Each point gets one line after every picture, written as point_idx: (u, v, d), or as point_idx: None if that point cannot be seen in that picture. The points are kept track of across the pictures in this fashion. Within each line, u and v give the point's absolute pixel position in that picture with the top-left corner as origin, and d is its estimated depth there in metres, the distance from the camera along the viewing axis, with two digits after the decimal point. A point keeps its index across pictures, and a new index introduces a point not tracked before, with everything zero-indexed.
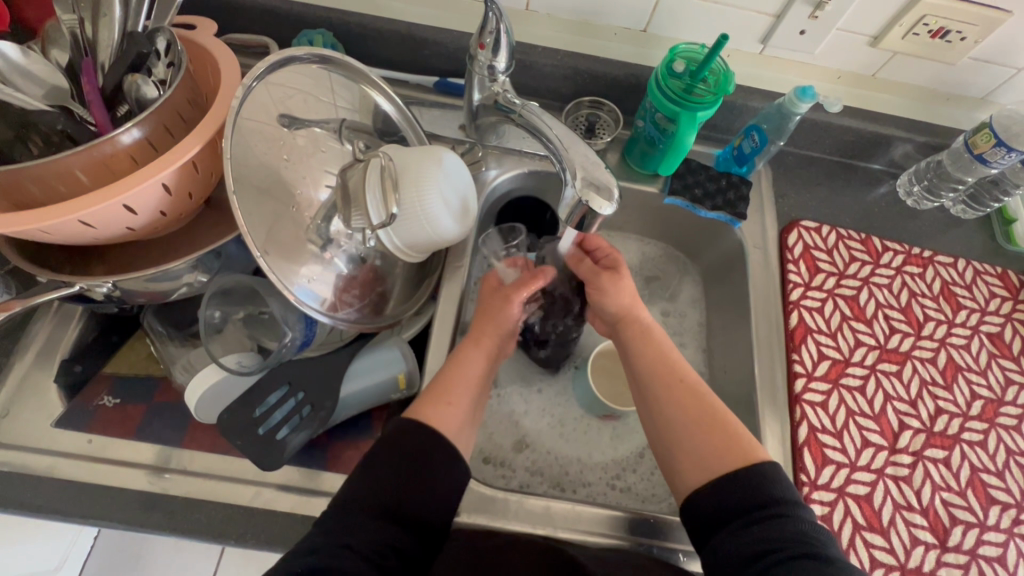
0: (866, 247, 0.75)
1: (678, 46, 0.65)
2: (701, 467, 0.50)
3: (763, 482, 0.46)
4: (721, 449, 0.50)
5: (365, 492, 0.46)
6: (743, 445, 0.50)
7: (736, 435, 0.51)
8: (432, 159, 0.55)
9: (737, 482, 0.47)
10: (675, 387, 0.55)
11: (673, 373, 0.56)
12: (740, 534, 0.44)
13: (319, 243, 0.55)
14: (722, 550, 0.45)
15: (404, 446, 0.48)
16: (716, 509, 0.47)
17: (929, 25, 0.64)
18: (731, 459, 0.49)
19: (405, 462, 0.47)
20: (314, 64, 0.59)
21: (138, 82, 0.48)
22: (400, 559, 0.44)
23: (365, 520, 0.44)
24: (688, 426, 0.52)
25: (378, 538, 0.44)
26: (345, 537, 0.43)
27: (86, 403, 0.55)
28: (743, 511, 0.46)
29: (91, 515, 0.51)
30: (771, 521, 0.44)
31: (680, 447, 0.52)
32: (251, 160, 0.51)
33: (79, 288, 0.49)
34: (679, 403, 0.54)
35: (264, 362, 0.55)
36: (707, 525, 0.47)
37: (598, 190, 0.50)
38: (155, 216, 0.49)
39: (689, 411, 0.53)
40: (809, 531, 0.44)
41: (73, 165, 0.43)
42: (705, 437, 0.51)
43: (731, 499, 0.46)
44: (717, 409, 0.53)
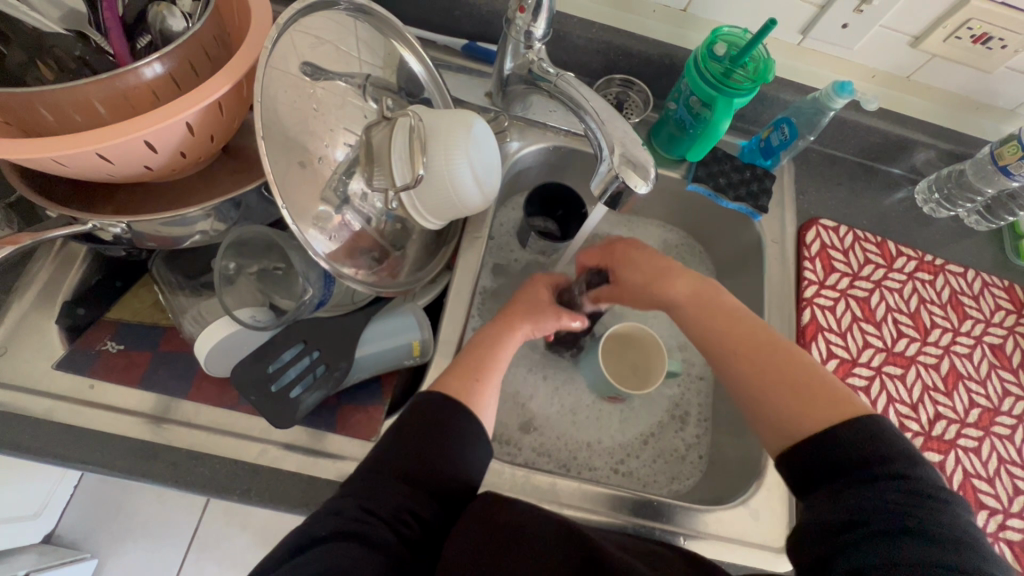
0: (881, 250, 0.76)
1: (720, 29, 0.63)
2: (781, 430, 0.47)
3: (862, 437, 0.42)
4: (805, 405, 0.46)
5: (390, 456, 0.46)
6: (830, 402, 0.46)
7: (821, 392, 0.47)
8: (462, 123, 0.53)
9: (825, 441, 0.43)
10: (748, 346, 0.52)
11: (740, 329, 0.53)
12: (830, 492, 0.41)
13: (335, 203, 0.53)
14: (814, 509, 0.42)
15: (427, 415, 0.49)
16: (806, 469, 0.44)
17: (973, 30, 0.63)
18: (819, 416, 0.45)
19: (430, 429, 0.47)
20: (347, 13, 0.57)
21: (164, 12, 0.46)
22: (423, 529, 0.43)
23: (389, 483, 0.44)
24: (761, 384, 0.50)
25: (403, 504, 0.43)
26: (371, 501, 0.43)
27: (87, 347, 0.53)
28: (837, 473, 0.42)
29: (88, 461, 0.49)
30: (869, 480, 0.40)
31: (758, 408, 0.49)
32: (276, 108, 0.49)
33: (90, 227, 0.47)
34: (754, 361, 0.51)
35: (280, 318, 0.54)
36: (802, 484, 0.44)
37: (634, 167, 0.49)
38: (175, 156, 0.46)
39: (760, 371, 0.50)
40: (915, 500, 0.39)
41: (92, 94, 0.40)
42: (782, 396, 0.48)
43: (821, 457, 0.43)
44: (796, 368, 0.49)
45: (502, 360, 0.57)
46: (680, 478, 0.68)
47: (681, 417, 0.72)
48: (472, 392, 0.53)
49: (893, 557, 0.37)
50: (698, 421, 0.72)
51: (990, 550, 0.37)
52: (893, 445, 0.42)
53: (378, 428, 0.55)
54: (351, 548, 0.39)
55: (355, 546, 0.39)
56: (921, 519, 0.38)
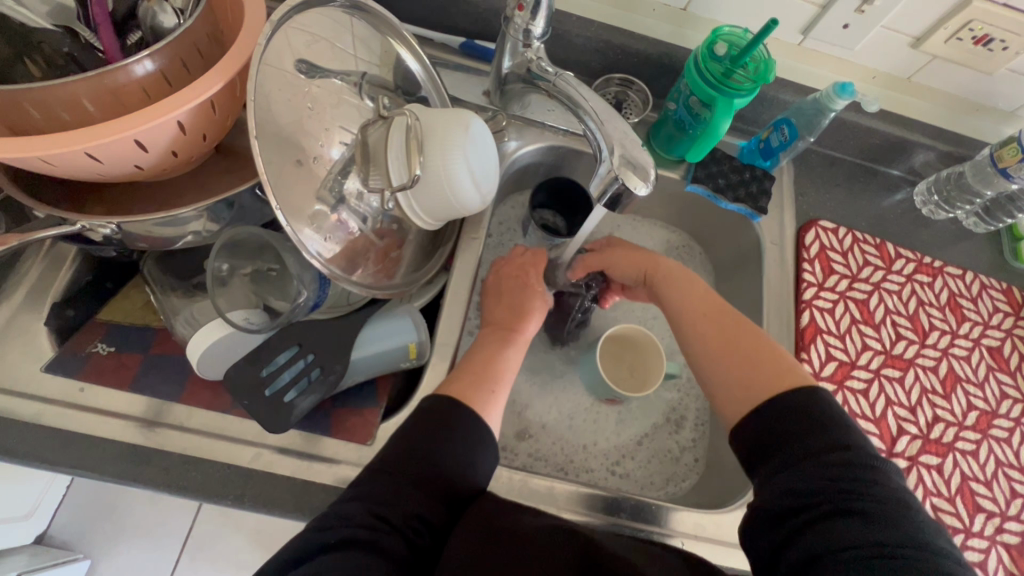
0: (880, 252, 0.75)
1: (721, 29, 0.63)
2: (732, 398, 0.49)
3: (801, 415, 0.44)
4: (755, 378, 0.49)
5: (402, 460, 0.45)
6: (776, 375, 0.48)
7: (769, 364, 0.49)
8: (460, 122, 0.52)
9: (772, 407, 0.46)
10: (704, 320, 0.55)
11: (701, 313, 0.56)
12: (779, 474, 0.42)
13: (331, 202, 0.52)
14: (763, 494, 0.43)
15: (438, 417, 0.47)
16: (756, 442, 0.45)
17: (975, 31, 0.62)
18: (770, 385, 0.47)
19: (443, 433, 0.46)
20: (342, 10, 0.56)
21: (155, 9, 0.45)
22: (430, 534, 0.43)
23: (401, 488, 0.43)
24: (715, 356, 0.52)
25: (412, 510, 0.43)
26: (381, 508, 0.42)
27: (77, 350, 0.52)
28: (784, 451, 0.43)
29: (79, 466, 0.48)
30: (810, 459, 0.42)
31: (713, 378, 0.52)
32: (270, 107, 0.48)
33: (80, 228, 0.46)
34: (710, 337, 0.54)
35: (274, 321, 0.53)
36: (752, 466, 0.45)
37: (634, 169, 0.48)
38: (167, 155, 0.45)
39: (720, 343, 0.53)
40: (853, 473, 0.40)
41: (81, 92, 0.39)
42: (735, 368, 0.50)
43: (769, 437, 0.45)
44: (748, 344, 0.52)
45: (499, 361, 0.56)
46: (676, 479, 0.68)
47: (680, 420, 0.71)
48: (472, 390, 0.52)
49: (834, 538, 0.38)
50: (697, 423, 0.72)
51: (924, 519, 0.39)
52: (835, 420, 0.43)
53: (374, 431, 0.54)
54: (357, 556, 0.39)
55: (365, 557, 0.39)
56: (859, 492, 0.39)
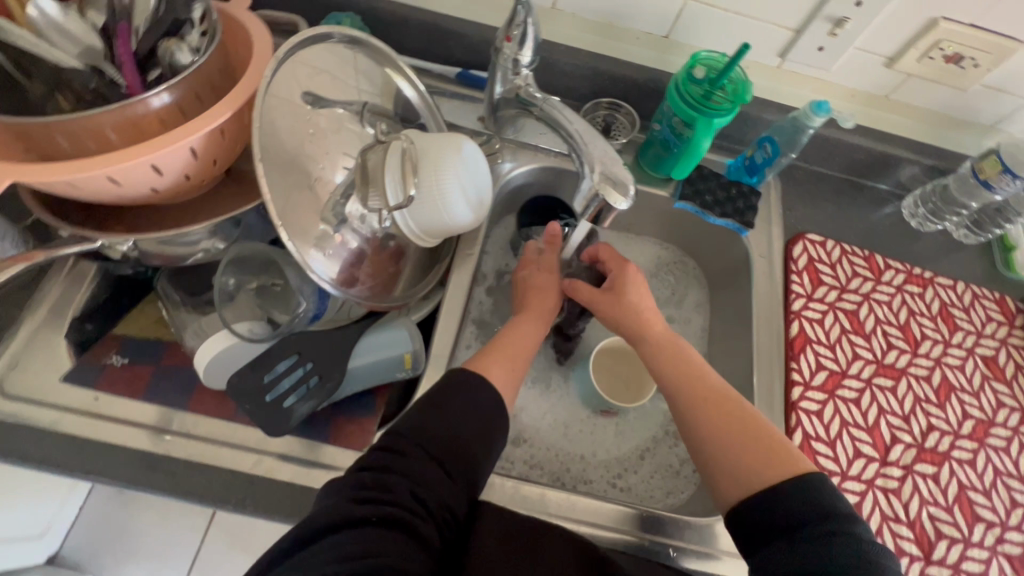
0: (869, 264, 0.77)
1: (699, 54, 0.66)
2: (738, 481, 0.49)
3: (813, 494, 0.44)
4: (765, 464, 0.48)
5: (432, 441, 0.46)
6: (783, 461, 0.48)
7: (778, 449, 0.49)
8: (452, 146, 0.56)
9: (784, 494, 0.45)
10: (702, 393, 0.55)
11: (699, 386, 0.55)
12: (793, 545, 0.43)
13: (334, 222, 0.55)
14: (772, 559, 0.43)
15: (469, 400, 0.50)
16: (768, 524, 0.45)
17: (945, 50, 0.65)
18: (781, 470, 0.47)
19: (476, 425, 0.49)
20: (342, 45, 0.61)
21: (172, 48, 0.50)
22: (455, 523, 0.45)
23: (436, 474, 0.45)
24: (723, 435, 0.52)
25: (447, 499, 0.45)
26: (418, 490, 0.44)
27: (93, 361, 0.55)
28: (794, 528, 0.43)
29: (91, 471, 0.51)
30: (825, 534, 0.42)
31: (716, 456, 0.51)
32: (276, 134, 0.52)
33: (99, 245, 0.49)
34: (709, 412, 0.54)
35: (274, 331, 0.56)
36: (758, 538, 0.45)
37: (614, 185, 0.51)
38: (180, 179, 0.49)
39: (723, 419, 0.53)
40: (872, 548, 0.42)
41: (103, 122, 0.44)
42: (740, 448, 0.50)
43: (779, 514, 0.45)
44: (749, 423, 0.52)
45: None
46: (675, 491, 0.68)
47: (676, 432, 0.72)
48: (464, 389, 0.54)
49: None
50: None
51: None
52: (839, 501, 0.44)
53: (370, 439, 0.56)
54: (398, 536, 0.40)
55: (403, 535, 0.40)
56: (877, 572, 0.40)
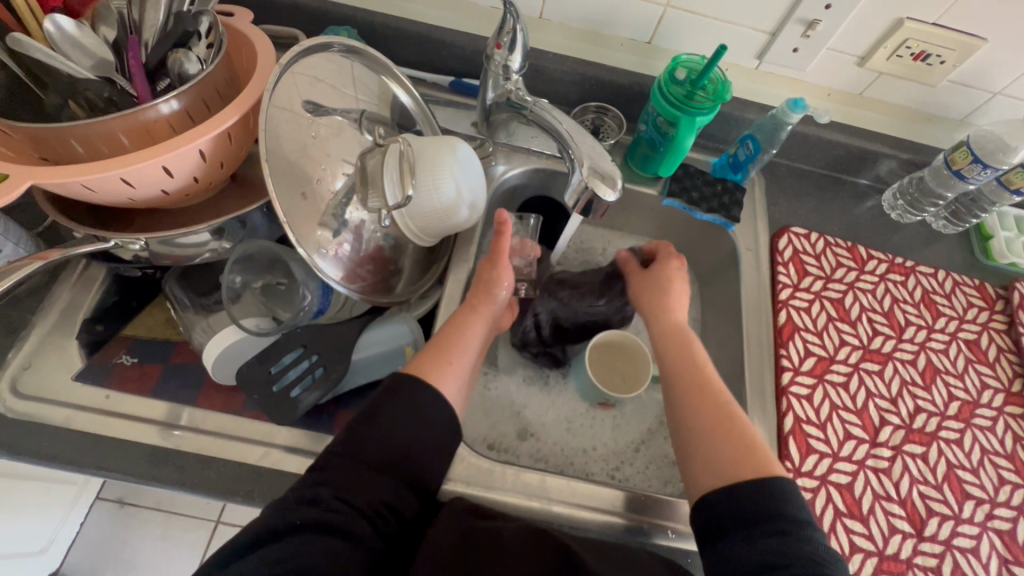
0: (852, 254, 0.79)
1: (680, 58, 0.70)
2: (713, 470, 0.51)
3: (777, 497, 0.46)
4: (740, 459, 0.50)
5: (363, 446, 0.48)
6: (758, 461, 0.49)
7: (756, 447, 0.51)
8: (448, 147, 0.59)
9: (753, 486, 0.47)
10: (698, 389, 0.57)
11: (698, 385, 0.58)
12: (753, 535, 0.44)
13: (335, 225, 0.58)
14: (732, 547, 0.45)
15: (396, 402, 0.51)
16: (731, 512, 0.47)
17: (912, 48, 0.69)
18: (749, 468, 0.49)
19: (416, 425, 0.50)
20: (341, 54, 0.64)
21: (181, 58, 0.52)
22: (397, 520, 0.47)
23: (366, 477, 0.47)
24: (707, 429, 0.54)
25: (382, 499, 0.47)
26: (348, 494, 0.46)
27: (104, 360, 0.58)
28: (755, 519, 0.45)
29: (102, 466, 0.52)
30: (784, 533, 0.44)
31: (696, 446, 0.53)
32: (280, 138, 0.55)
33: (112, 246, 0.51)
34: (699, 408, 0.56)
35: (279, 325, 0.58)
36: (718, 526, 0.47)
37: (603, 179, 0.55)
38: (189, 181, 0.52)
39: (711, 416, 0.55)
40: (822, 556, 0.43)
41: (117, 128, 0.46)
42: (722, 442, 0.52)
43: (744, 505, 0.46)
44: (735, 422, 0.54)
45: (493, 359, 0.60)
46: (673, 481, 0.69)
47: None
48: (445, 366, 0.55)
49: None
50: None
51: None
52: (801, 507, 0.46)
53: None
54: (325, 540, 0.42)
55: (328, 537, 0.43)
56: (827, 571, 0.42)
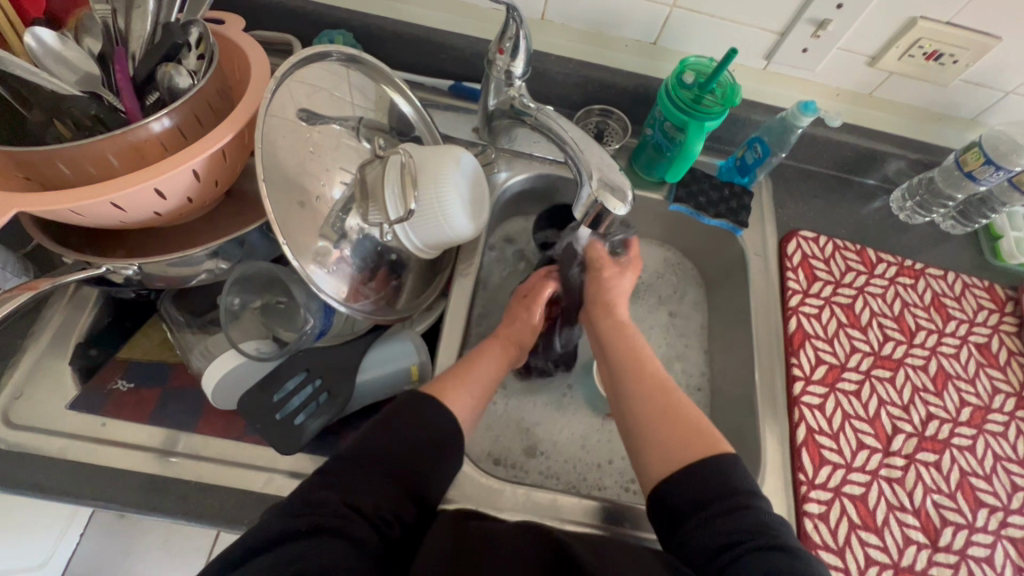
0: (861, 257, 0.78)
1: (687, 60, 0.68)
2: (661, 456, 0.50)
3: (716, 475, 0.47)
4: (682, 442, 0.50)
5: (367, 452, 0.47)
6: (702, 440, 0.50)
7: (698, 428, 0.51)
8: (451, 158, 0.57)
9: (697, 469, 0.47)
10: (641, 377, 0.58)
11: (640, 372, 0.58)
12: (707, 521, 0.44)
13: (334, 238, 0.56)
14: (691, 539, 0.45)
15: (407, 414, 0.51)
16: (679, 497, 0.47)
17: (925, 48, 0.67)
18: (693, 449, 0.49)
19: (420, 439, 0.50)
20: (339, 63, 0.61)
21: (171, 72, 0.49)
22: (402, 529, 0.45)
23: (372, 480, 0.45)
24: (650, 417, 0.54)
25: (387, 504, 0.45)
26: (354, 497, 0.44)
27: (100, 386, 0.56)
28: (704, 503, 0.46)
29: (101, 498, 0.51)
30: (733, 509, 0.44)
31: (642, 435, 0.53)
32: (277, 150, 0.53)
33: (104, 270, 0.49)
34: (643, 396, 0.56)
35: (283, 349, 0.56)
36: (673, 518, 0.47)
37: (612, 191, 0.53)
38: (183, 202, 0.50)
39: (652, 403, 0.55)
40: (772, 521, 0.44)
41: (106, 149, 0.44)
42: (665, 427, 0.52)
43: (691, 488, 0.47)
44: (672, 404, 0.55)
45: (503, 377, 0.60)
46: None
47: None
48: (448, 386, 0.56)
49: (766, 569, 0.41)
50: None
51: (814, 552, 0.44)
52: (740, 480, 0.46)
53: None
54: (332, 544, 0.40)
55: (334, 541, 0.40)
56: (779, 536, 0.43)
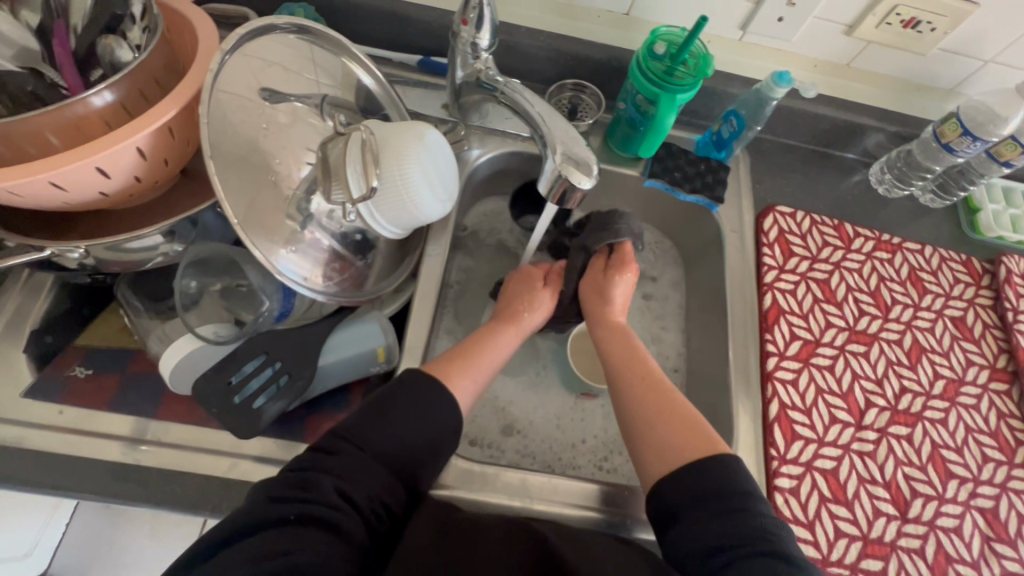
0: (838, 232, 0.77)
1: (659, 30, 0.66)
2: (660, 457, 0.50)
3: (719, 477, 0.46)
4: (682, 443, 0.50)
5: (368, 435, 0.47)
6: (702, 442, 0.50)
7: (699, 429, 0.51)
8: (414, 134, 0.55)
9: (697, 470, 0.47)
10: (636, 377, 0.57)
11: (636, 372, 0.58)
12: (705, 520, 0.44)
13: (299, 219, 0.54)
14: (681, 538, 0.45)
15: (414, 398, 0.50)
16: (676, 498, 0.47)
17: (902, 15, 0.66)
18: (691, 451, 0.49)
19: (422, 425, 0.49)
20: (291, 34, 0.58)
21: (112, 45, 0.49)
22: (390, 518, 0.46)
23: (367, 469, 0.45)
24: (650, 417, 0.54)
25: (378, 494, 0.45)
26: (348, 486, 0.44)
27: (56, 373, 0.54)
28: (701, 503, 0.45)
29: (58, 486, 0.50)
30: (734, 512, 0.44)
31: (639, 436, 0.53)
32: (229, 127, 0.51)
33: (49, 254, 0.48)
34: (641, 397, 0.56)
35: (240, 331, 0.55)
36: (665, 514, 0.47)
37: (577, 165, 0.51)
38: (130, 181, 0.48)
39: (652, 404, 0.55)
40: (769, 526, 0.44)
41: (43, 125, 0.42)
42: (667, 428, 0.52)
43: (691, 487, 0.46)
44: (674, 405, 0.54)
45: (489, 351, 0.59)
46: None
47: None
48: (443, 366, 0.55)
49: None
50: None
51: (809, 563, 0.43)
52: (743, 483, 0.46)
53: None
54: (317, 535, 0.40)
55: (320, 532, 0.41)
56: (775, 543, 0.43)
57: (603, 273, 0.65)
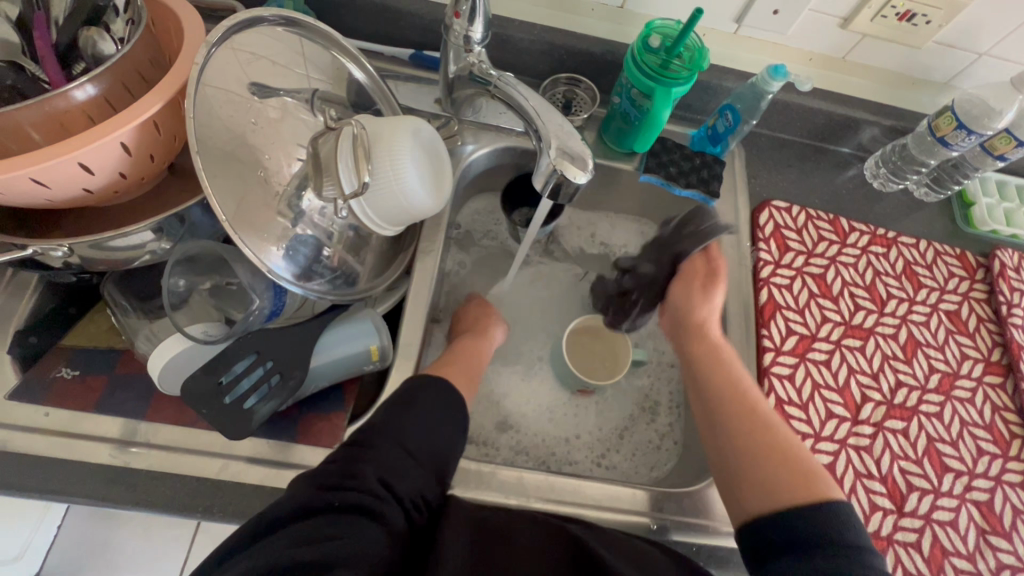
0: (834, 227, 0.77)
1: (654, 23, 0.65)
2: (766, 497, 0.49)
3: (826, 516, 0.44)
4: (784, 484, 0.49)
5: (401, 425, 0.48)
6: (808, 483, 0.48)
7: (805, 469, 0.49)
8: (407, 128, 0.53)
9: (805, 511, 0.45)
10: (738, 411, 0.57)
11: (734, 405, 0.57)
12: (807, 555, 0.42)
13: (291, 217, 0.53)
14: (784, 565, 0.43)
15: (438, 395, 0.52)
16: (787, 539, 0.45)
17: (897, 7, 0.65)
18: (799, 492, 0.47)
19: (446, 419, 0.50)
20: (278, 26, 0.57)
21: (95, 37, 0.48)
22: (427, 512, 0.46)
23: (408, 466, 0.46)
24: (754, 458, 0.52)
25: (416, 487, 0.45)
26: (389, 476, 0.44)
27: (42, 375, 0.53)
28: (809, 542, 0.43)
29: (45, 489, 0.49)
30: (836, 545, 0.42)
31: (744, 479, 0.52)
32: (216, 121, 0.49)
33: (31, 253, 0.46)
34: (744, 435, 0.55)
35: (230, 331, 0.54)
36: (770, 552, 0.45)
37: (572, 160, 0.51)
38: (115, 177, 0.47)
39: (755, 444, 0.53)
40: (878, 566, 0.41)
41: (23, 119, 0.41)
42: (773, 469, 0.50)
43: (798, 529, 0.44)
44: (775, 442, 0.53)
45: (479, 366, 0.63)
46: (659, 465, 0.69)
47: (654, 407, 0.72)
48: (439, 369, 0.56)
49: None
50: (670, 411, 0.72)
51: None
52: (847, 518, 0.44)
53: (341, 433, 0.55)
54: (363, 521, 0.40)
55: (368, 519, 0.41)
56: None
57: (700, 286, 0.69)
